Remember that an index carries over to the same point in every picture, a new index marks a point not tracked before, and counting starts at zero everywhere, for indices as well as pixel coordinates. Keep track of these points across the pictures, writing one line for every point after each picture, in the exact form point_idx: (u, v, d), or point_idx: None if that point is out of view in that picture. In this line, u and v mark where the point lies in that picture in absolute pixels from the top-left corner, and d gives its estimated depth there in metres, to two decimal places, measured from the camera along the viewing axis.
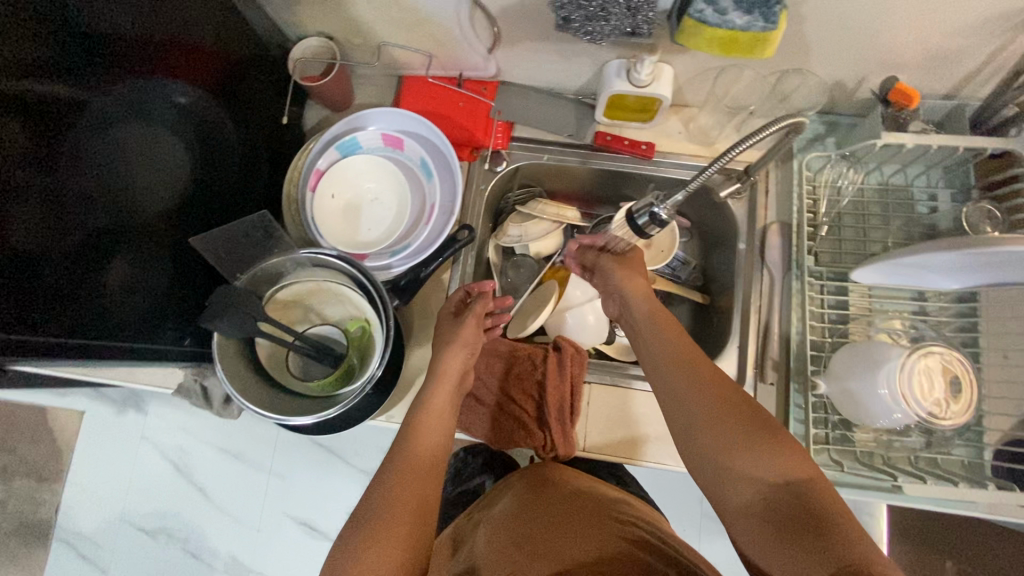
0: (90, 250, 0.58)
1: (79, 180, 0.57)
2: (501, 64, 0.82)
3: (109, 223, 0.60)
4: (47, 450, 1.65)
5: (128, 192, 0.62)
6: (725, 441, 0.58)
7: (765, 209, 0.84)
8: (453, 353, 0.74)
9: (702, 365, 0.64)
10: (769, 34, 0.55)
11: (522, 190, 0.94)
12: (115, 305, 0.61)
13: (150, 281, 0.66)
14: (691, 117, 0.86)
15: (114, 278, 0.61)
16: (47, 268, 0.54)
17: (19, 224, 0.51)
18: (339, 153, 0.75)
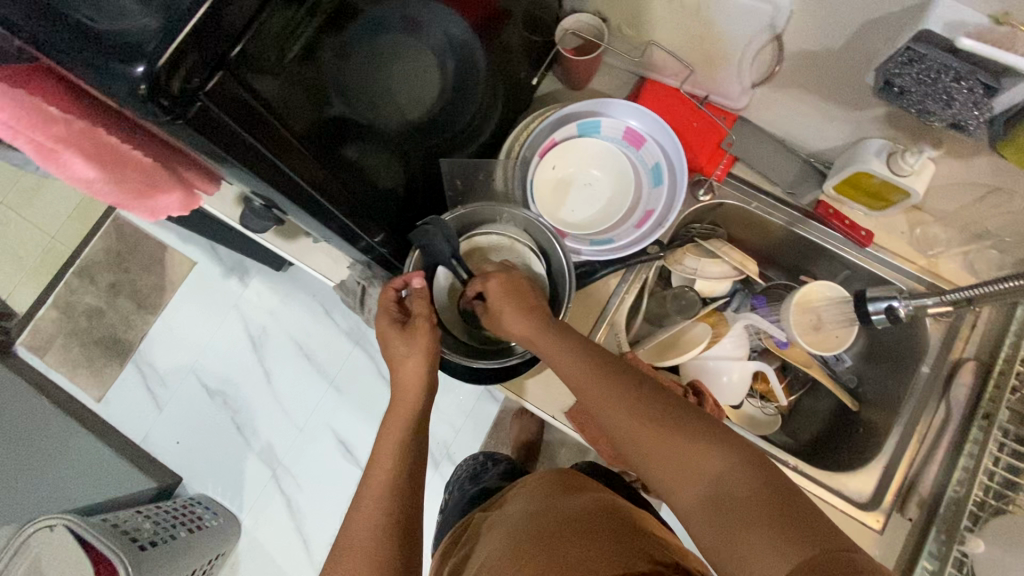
0: (334, 136, 0.56)
1: (344, 73, 0.54)
2: (753, 101, 0.80)
3: (354, 118, 0.58)
4: (154, 282, 1.78)
5: (378, 95, 0.60)
6: (654, 435, 0.54)
7: (963, 343, 0.79)
8: (410, 361, 0.66)
9: (602, 365, 0.60)
10: None
11: (709, 225, 0.90)
12: (341, 196, 0.59)
13: (368, 183, 0.64)
14: (920, 222, 0.81)
15: (352, 161, 0.61)
16: (302, 144, 0.51)
17: (291, 94, 0.48)
18: (577, 129, 0.75)
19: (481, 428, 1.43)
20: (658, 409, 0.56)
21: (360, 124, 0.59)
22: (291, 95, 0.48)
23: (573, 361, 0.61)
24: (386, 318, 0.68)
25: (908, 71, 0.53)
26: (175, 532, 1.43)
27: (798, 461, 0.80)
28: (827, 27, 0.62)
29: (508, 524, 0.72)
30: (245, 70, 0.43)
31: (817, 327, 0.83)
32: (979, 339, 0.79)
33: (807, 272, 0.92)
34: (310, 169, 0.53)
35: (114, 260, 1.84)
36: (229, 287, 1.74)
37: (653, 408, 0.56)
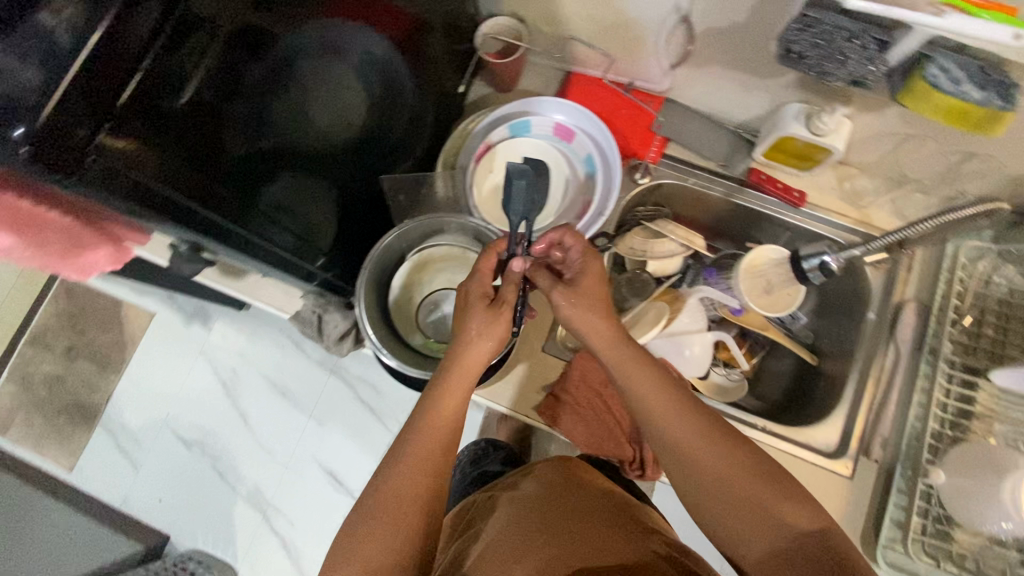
0: (257, 171, 0.57)
1: (263, 107, 0.56)
2: (676, 82, 0.83)
3: (279, 151, 0.59)
4: (113, 339, 1.73)
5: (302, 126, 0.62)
6: (738, 481, 0.55)
7: (903, 285, 0.82)
8: (480, 343, 0.64)
9: (691, 408, 0.59)
10: (1004, 112, 0.54)
11: (653, 206, 0.93)
12: (268, 230, 0.61)
13: (300, 213, 0.65)
14: (849, 176, 0.85)
15: (281, 192, 0.61)
16: (218, 181, 0.53)
17: (200, 134, 0.50)
18: (509, 131, 0.77)
19: (466, 437, 1.43)
20: (742, 454, 0.56)
21: (285, 155, 0.60)
22: (206, 135, 0.50)
23: (645, 390, 0.60)
24: (476, 290, 0.67)
25: (805, 37, 0.55)
26: None
27: (767, 421, 0.82)
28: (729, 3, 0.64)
29: (514, 516, 0.70)
30: (149, 114, 0.45)
31: (768, 291, 0.86)
32: (917, 280, 0.83)
33: (752, 238, 0.94)
34: (224, 201, 0.54)
35: (67, 322, 1.77)
36: (192, 334, 1.69)
37: (736, 453, 0.57)
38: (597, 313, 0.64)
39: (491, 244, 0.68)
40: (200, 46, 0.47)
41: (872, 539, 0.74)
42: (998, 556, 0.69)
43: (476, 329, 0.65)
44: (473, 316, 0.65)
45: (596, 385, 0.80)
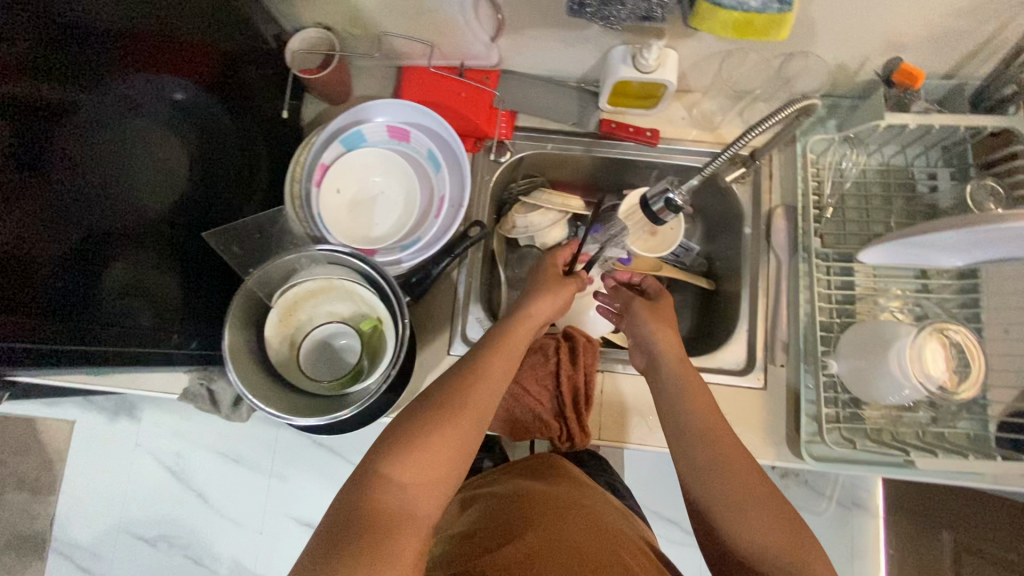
0: (86, 251, 0.59)
1: (75, 185, 0.58)
2: (504, 53, 0.81)
3: (106, 227, 0.61)
4: (37, 461, 1.61)
5: (124, 194, 0.63)
6: (764, 489, 0.57)
7: (769, 193, 0.85)
8: (541, 303, 0.70)
9: (727, 440, 0.61)
10: (786, 14, 0.54)
11: (525, 179, 0.93)
12: (117, 308, 0.62)
13: (153, 283, 0.66)
14: (695, 102, 0.86)
15: (118, 280, 0.62)
16: (44, 270, 0.54)
17: (9, 230, 0.52)
18: (344, 146, 0.74)
19: None
20: (768, 470, 0.59)
21: (112, 242, 0.61)
22: (21, 231, 0.52)
23: (693, 402, 0.63)
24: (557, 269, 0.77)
25: None
26: None
27: None
28: None
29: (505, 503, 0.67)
30: None
31: (650, 232, 0.87)
32: (780, 184, 0.85)
33: (628, 184, 0.94)
34: (61, 298, 0.56)
35: None
36: (120, 430, 1.59)
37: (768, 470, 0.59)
38: (666, 329, 0.70)
39: (568, 243, 0.81)
40: None
41: (795, 438, 0.76)
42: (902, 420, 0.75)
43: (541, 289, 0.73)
44: (541, 283, 0.74)
45: None
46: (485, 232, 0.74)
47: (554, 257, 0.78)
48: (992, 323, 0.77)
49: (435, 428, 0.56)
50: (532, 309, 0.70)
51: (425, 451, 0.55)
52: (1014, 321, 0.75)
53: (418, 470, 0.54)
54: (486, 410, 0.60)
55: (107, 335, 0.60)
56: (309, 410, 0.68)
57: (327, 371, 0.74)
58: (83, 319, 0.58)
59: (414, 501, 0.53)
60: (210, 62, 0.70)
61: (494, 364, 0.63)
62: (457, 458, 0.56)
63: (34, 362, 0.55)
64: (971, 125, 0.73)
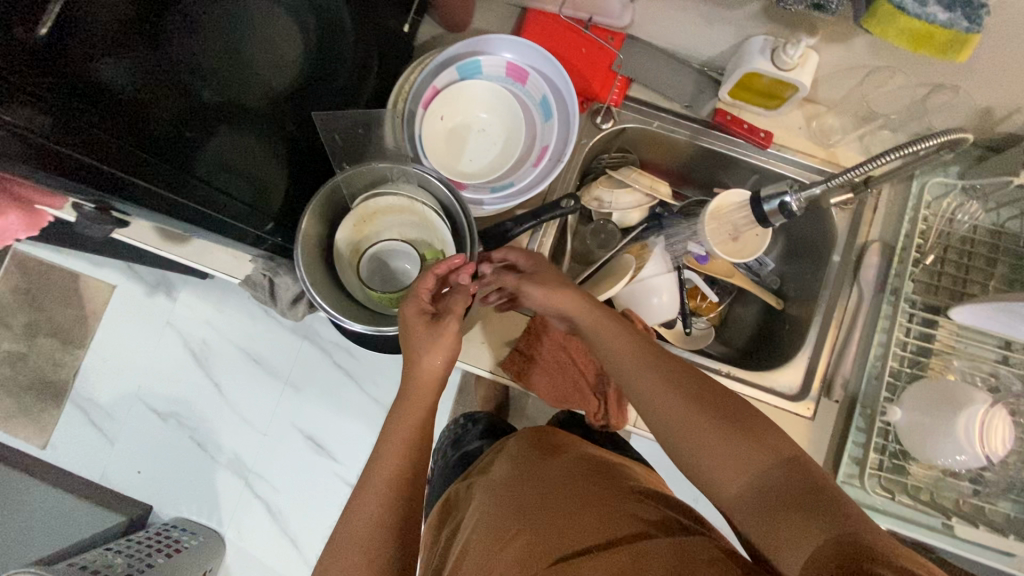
0: (189, 114, 0.59)
1: (183, 44, 0.60)
2: (637, 17, 0.78)
3: (214, 97, 0.62)
4: (75, 315, 1.67)
5: (239, 64, 0.64)
6: (722, 451, 0.54)
7: (868, 227, 0.81)
8: (431, 355, 0.64)
9: (667, 361, 0.61)
10: (969, 36, 0.51)
11: (619, 153, 0.90)
12: (216, 176, 0.59)
13: (249, 163, 0.64)
14: (816, 114, 0.82)
15: (223, 148, 0.61)
16: (153, 117, 0.55)
17: (114, 70, 0.52)
18: (458, 74, 0.72)
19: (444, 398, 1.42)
20: (731, 419, 0.56)
21: (226, 111, 0.62)
22: (134, 76, 0.54)
23: (644, 379, 0.60)
24: (414, 307, 0.65)
25: None
26: (152, 559, 1.40)
27: (731, 367, 0.82)
28: None
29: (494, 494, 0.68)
30: (73, 33, 0.48)
31: (733, 236, 0.84)
32: (882, 220, 0.82)
33: (720, 183, 0.92)
34: (161, 151, 0.55)
35: (25, 298, 1.70)
36: (155, 306, 1.64)
37: (729, 425, 0.55)
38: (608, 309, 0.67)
39: (432, 264, 0.66)
40: None
41: (832, 475, 0.75)
42: (948, 485, 0.72)
43: (420, 344, 0.64)
44: (413, 336, 0.64)
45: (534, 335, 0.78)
46: (576, 205, 0.76)
47: (423, 288, 0.65)
48: None
49: (384, 439, 0.62)
50: (423, 365, 0.64)
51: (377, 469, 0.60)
52: None
53: (373, 476, 0.59)
54: (414, 416, 0.63)
55: (203, 196, 0.57)
56: (363, 321, 0.68)
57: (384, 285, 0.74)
58: (163, 169, 0.54)
59: (370, 508, 0.58)
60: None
61: (425, 333, 0.64)
62: (408, 451, 0.61)
63: (106, 190, 0.50)
64: None
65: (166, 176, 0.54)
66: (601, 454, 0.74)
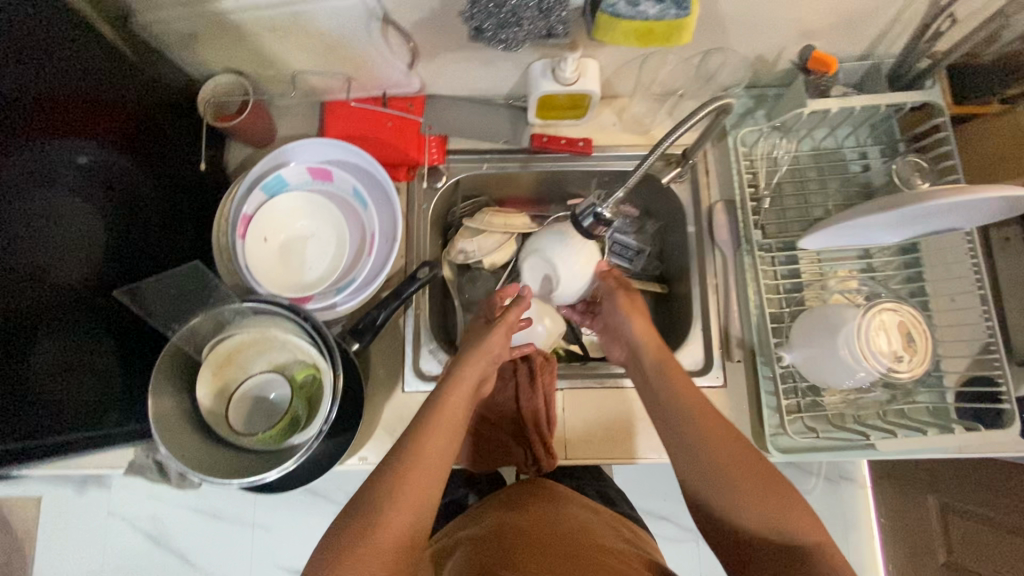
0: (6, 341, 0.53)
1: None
2: (425, 78, 0.80)
3: (26, 307, 0.55)
4: (5, 545, 1.52)
5: (37, 259, 0.56)
6: (725, 472, 0.58)
7: (708, 190, 0.85)
8: (473, 363, 0.67)
9: (716, 418, 0.61)
10: (683, 21, 0.54)
11: (467, 201, 0.92)
12: (51, 390, 0.57)
13: (83, 357, 0.62)
14: (623, 107, 0.86)
15: (52, 360, 0.58)
16: None
17: None
18: (265, 194, 0.72)
19: None
20: (746, 455, 0.58)
21: (47, 314, 0.57)
22: None
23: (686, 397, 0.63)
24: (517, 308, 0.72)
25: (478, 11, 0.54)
26: None
27: None
28: None
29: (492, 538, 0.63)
30: None
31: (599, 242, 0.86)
32: (717, 179, 0.85)
33: (571, 193, 0.94)
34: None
35: None
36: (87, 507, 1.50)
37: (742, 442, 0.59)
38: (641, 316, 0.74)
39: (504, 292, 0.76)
40: None
41: (761, 432, 0.77)
42: (864, 403, 0.75)
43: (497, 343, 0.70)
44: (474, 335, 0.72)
45: None
46: (433, 272, 0.77)
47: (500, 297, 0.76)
48: (938, 294, 0.79)
49: (413, 459, 0.57)
50: (467, 367, 0.67)
51: (397, 496, 0.55)
52: (958, 290, 0.77)
53: (383, 510, 0.53)
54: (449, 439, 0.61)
55: (41, 422, 0.57)
56: (247, 471, 0.65)
57: (263, 421, 0.70)
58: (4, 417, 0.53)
59: (384, 529, 0.52)
60: (127, 122, 0.67)
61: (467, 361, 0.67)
62: (422, 505, 0.55)
63: None
64: (892, 103, 0.73)
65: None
66: (574, 507, 0.73)
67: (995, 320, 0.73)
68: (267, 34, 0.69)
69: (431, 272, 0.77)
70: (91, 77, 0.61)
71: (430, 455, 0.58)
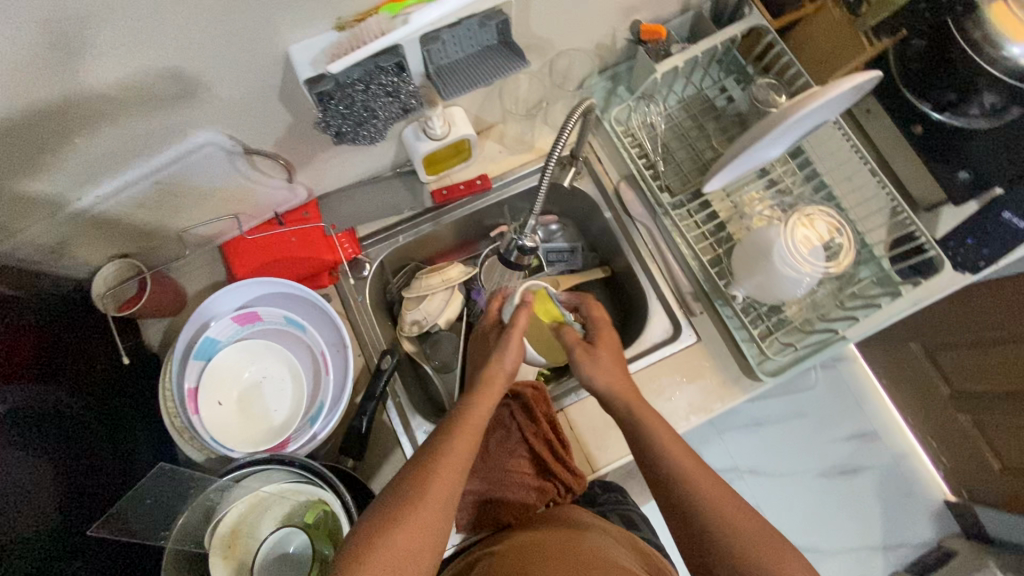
0: None
1: None
2: (309, 184, 0.80)
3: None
4: None
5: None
6: (721, 519, 0.59)
7: (608, 174, 0.89)
8: (508, 353, 0.69)
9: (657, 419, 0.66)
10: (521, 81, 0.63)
11: (400, 273, 0.93)
12: None
13: None
14: (502, 133, 0.89)
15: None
16: None
17: None
18: (201, 359, 0.70)
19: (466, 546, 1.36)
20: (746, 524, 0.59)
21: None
22: None
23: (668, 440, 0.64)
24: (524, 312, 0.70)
25: (331, 111, 0.57)
26: None
27: (618, 353, 0.87)
28: (264, 118, 0.63)
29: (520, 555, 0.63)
30: None
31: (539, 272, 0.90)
32: (611, 160, 0.90)
33: (491, 226, 0.96)
34: None
35: None
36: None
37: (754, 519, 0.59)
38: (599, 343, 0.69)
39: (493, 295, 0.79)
40: None
41: (748, 367, 0.80)
42: (817, 302, 0.81)
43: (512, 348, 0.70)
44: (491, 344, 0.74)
45: (474, 462, 0.79)
46: (395, 356, 0.77)
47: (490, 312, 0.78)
48: (838, 180, 0.85)
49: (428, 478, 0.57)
50: (495, 364, 0.68)
51: (416, 505, 0.55)
52: (851, 170, 0.84)
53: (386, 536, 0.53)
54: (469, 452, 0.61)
55: None
56: None
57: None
58: None
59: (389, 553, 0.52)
60: (37, 355, 0.64)
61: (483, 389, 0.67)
62: (424, 533, 0.54)
63: None
64: (725, 39, 0.79)
65: None
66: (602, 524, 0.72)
67: (891, 185, 0.80)
68: (138, 211, 0.67)
69: (394, 359, 0.78)
70: None
71: (444, 475, 0.58)
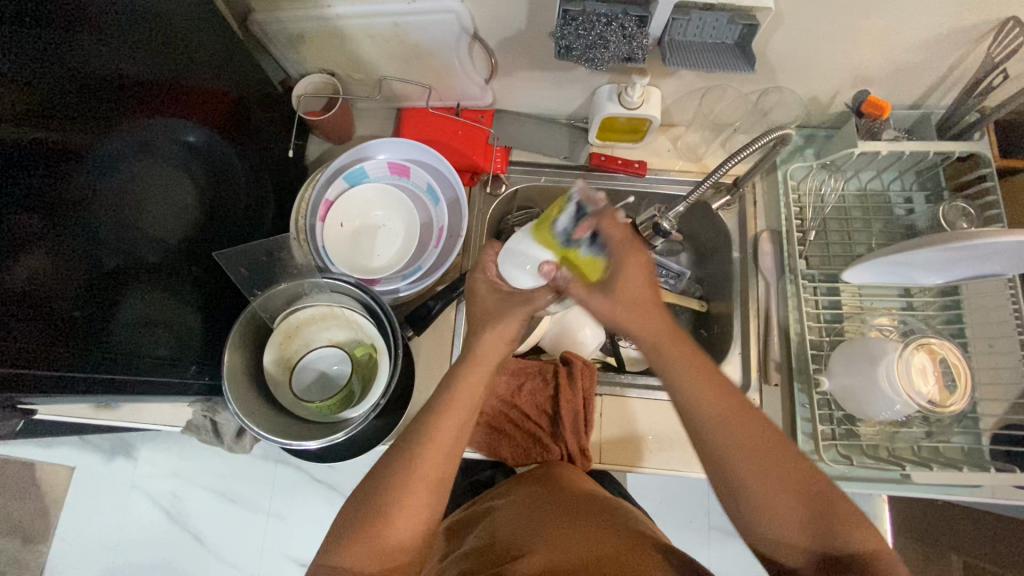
0: (104, 286, 0.55)
1: (98, 222, 0.55)
2: (498, 93, 0.87)
3: (128, 262, 0.59)
4: None
5: (139, 216, 0.61)
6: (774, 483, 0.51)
7: (753, 219, 0.90)
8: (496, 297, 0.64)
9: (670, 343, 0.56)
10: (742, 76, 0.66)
11: (521, 210, 0.94)
12: (140, 341, 0.60)
13: (172, 317, 0.65)
14: (678, 136, 0.93)
15: (136, 311, 0.60)
16: (69, 308, 0.52)
17: (50, 281, 0.50)
18: (346, 183, 0.80)
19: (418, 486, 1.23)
20: (795, 472, 0.51)
21: (145, 272, 0.61)
22: (64, 280, 0.51)
23: (707, 381, 0.54)
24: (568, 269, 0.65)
25: (570, 30, 0.62)
26: None
27: None
28: (504, 12, 0.69)
29: (529, 505, 0.66)
30: None
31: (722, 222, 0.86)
32: (764, 209, 0.90)
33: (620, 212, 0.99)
34: (88, 349, 0.54)
35: None
36: (36, 480, 1.21)
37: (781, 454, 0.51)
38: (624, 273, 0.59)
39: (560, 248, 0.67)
40: (60, 192, 0.51)
41: None
42: (901, 436, 0.76)
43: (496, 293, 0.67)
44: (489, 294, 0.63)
45: (507, 397, 0.85)
46: None
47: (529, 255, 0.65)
48: (977, 338, 0.80)
49: (415, 460, 0.55)
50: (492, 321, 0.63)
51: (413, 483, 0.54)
52: (997, 335, 0.78)
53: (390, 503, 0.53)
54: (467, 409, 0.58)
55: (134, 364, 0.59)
56: (302, 436, 0.68)
57: (320, 391, 0.75)
58: (107, 355, 0.56)
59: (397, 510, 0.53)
60: (235, 115, 0.74)
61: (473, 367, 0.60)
62: (427, 504, 0.54)
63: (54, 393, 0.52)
64: (942, 150, 0.77)
65: (100, 368, 0.55)
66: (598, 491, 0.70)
67: None
68: (365, 41, 0.76)
69: None
70: (201, 72, 0.67)
71: (435, 460, 0.55)
